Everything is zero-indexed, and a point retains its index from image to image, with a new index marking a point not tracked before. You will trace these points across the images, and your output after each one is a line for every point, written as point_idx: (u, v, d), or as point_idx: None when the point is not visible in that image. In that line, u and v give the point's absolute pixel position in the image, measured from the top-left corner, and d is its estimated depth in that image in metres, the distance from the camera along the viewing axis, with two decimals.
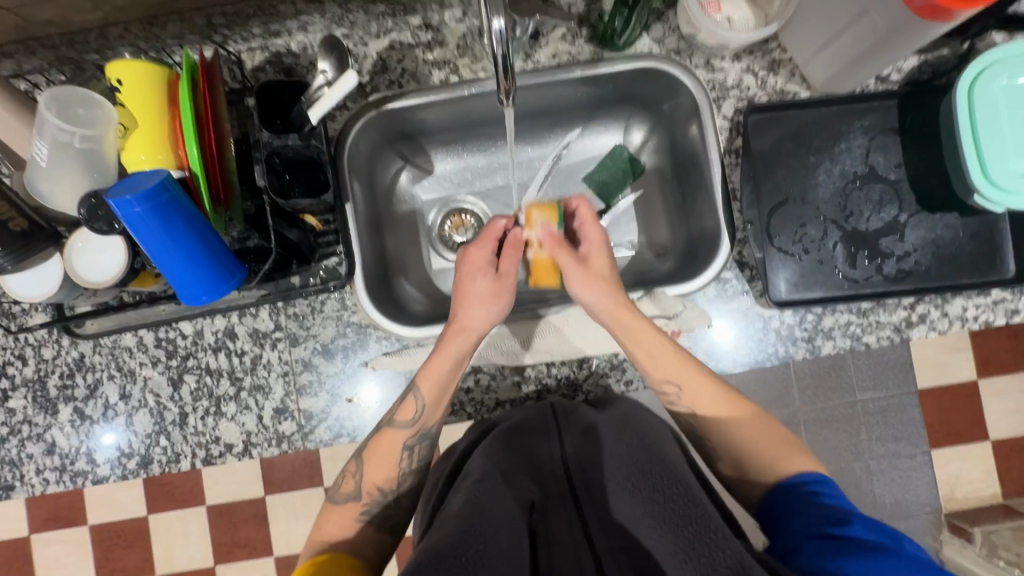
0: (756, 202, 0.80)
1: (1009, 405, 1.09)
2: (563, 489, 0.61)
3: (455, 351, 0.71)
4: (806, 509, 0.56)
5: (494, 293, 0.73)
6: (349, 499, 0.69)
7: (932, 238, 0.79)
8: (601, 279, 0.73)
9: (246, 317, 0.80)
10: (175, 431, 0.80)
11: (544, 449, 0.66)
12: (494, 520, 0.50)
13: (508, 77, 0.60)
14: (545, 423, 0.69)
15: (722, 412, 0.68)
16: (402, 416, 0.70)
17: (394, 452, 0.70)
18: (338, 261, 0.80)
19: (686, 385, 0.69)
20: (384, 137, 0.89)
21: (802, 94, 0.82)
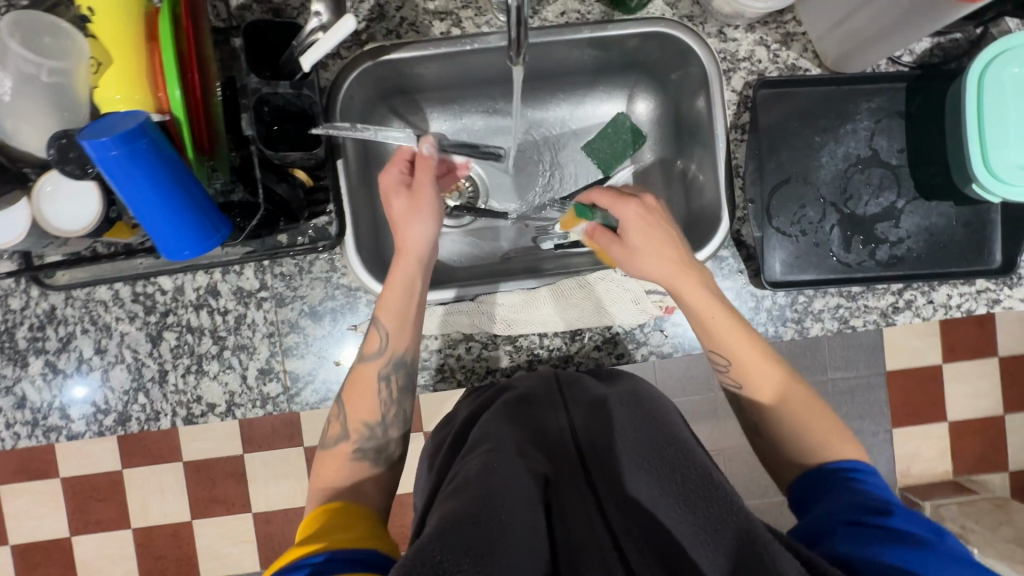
0: (759, 179, 0.79)
1: (962, 383, 1.51)
2: (575, 463, 0.61)
3: (406, 270, 0.71)
4: (845, 494, 0.56)
5: (425, 206, 0.73)
6: (339, 442, 0.70)
7: (925, 226, 0.80)
8: (654, 249, 0.70)
9: (230, 275, 0.77)
10: (155, 389, 0.77)
11: (551, 421, 0.67)
12: (507, 491, 0.51)
13: (519, 27, 0.56)
14: (550, 395, 0.69)
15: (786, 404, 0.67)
16: (368, 348, 0.71)
17: (371, 385, 0.71)
18: (328, 220, 0.76)
19: (731, 350, 0.68)
20: (380, 91, 0.85)
21: (813, 72, 0.80)
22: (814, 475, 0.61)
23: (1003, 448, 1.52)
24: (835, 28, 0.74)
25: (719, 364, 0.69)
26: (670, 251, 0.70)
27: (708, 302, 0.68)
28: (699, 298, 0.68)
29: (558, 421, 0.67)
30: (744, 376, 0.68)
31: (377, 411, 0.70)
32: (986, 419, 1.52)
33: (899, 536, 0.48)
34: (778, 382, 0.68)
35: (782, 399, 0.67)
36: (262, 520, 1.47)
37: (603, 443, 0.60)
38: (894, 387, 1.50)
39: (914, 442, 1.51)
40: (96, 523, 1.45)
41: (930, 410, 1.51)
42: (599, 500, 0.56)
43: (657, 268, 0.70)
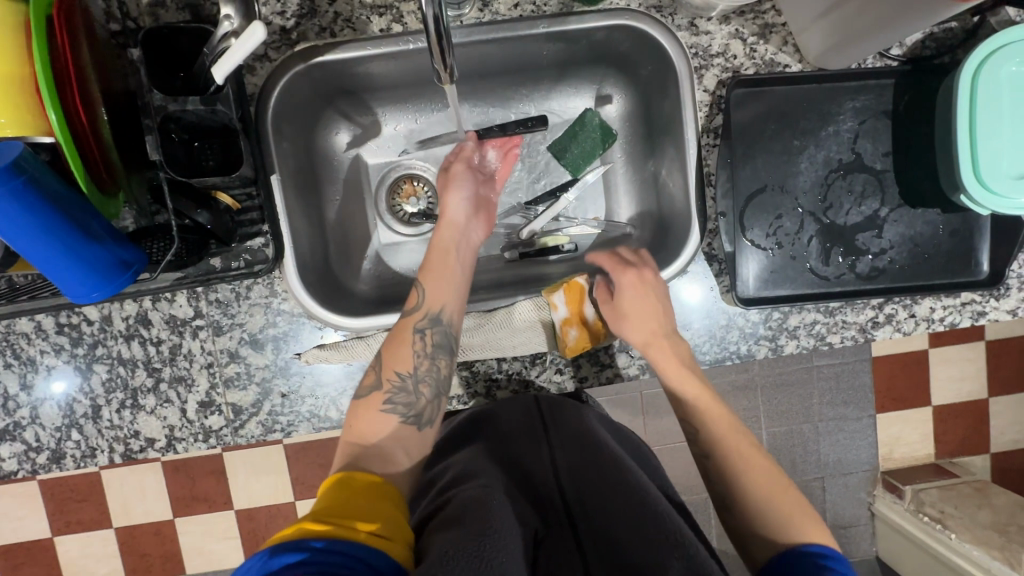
0: (731, 192, 0.72)
1: (947, 370, 1.48)
2: (555, 503, 0.65)
3: (442, 239, 0.73)
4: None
5: (456, 180, 0.77)
6: (371, 391, 0.64)
7: (909, 236, 0.75)
8: (643, 310, 0.69)
9: (161, 303, 0.71)
10: (88, 425, 0.73)
11: (531, 458, 0.71)
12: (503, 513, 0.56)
13: (442, 37, 0.49)
14: (533, 428, 0.71)
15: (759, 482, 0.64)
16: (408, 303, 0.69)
17: (406, 336, 0.66)
18: (264, 242, 0.70)
19: (706, 420, 0.68)
20: (322, 94, 0.78)
21: (793, 68, 0.73)
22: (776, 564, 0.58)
23: (987, 432, 1.51)
24: (817, 20, 0.67)
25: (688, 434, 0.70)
26: (655, 313, 0.69)
27: (679, 374, 0.68)
28: (666, 359, 0.68)
29: (539, 458, 0.70)
30: (715, 453, 0.67)
31: (411, 361, 0.65)
32: (971, 403, 1.50)
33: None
34: (748, 470, 0.65)
35: (747, 481, 0.64)
36: (243, 517, 1.45)
37: (583, 478, 0.66)
38: (878, 376, 1.48)
39: (897, 428, 1.50)
40: (75, 525, 1.43)
41: (914, 399, 1.49)
42: (575, 529, 0.61)
43: (630, 335, 0.69)
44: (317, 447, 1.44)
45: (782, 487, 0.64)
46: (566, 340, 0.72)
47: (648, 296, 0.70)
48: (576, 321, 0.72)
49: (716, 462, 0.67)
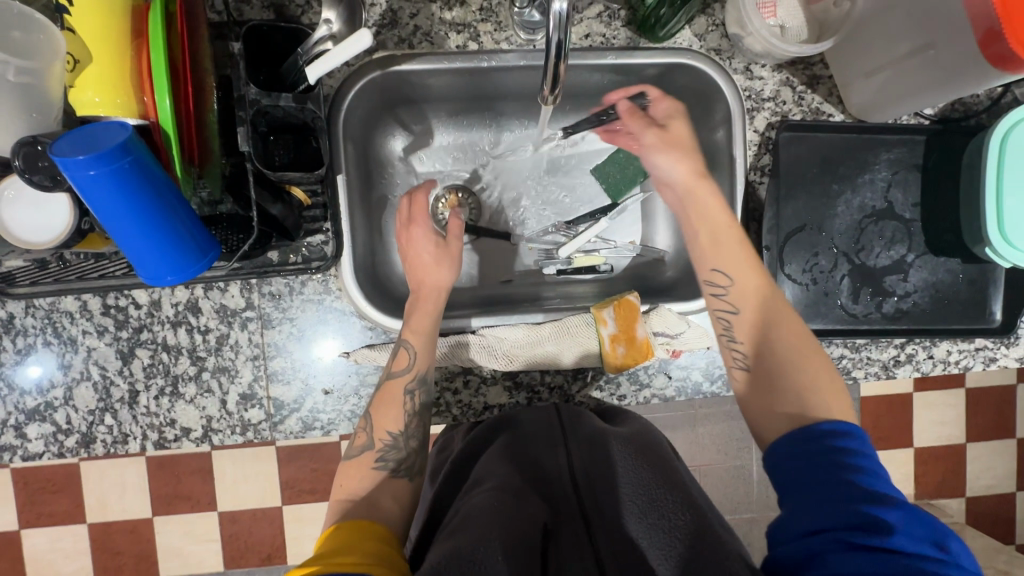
0: (775, 228, 0.77)
1: (930, 413, 1.55)
2: (570, 500, 0.62)
3: (426, 309, 0.72)
4: (828, 487, 0.50)
5: (451, 258, 0.75)
6: (363, 451, 0.67)
7: (932, 281, 0.80)
8: (678, 145, 0.73)
9: (213, 291, 0.71)
10: (124, 411, 0.71)
11: (550, 460, 0.67)
12: (498, 517, 0.54)
13: (560, 58, 0.53)
14: (550, 432, 0.69)
15: (805, 366, 0.60)
16: (397, 365, 0.68)
17: (397, 398, 0.68)
18: (324, 239, 0.71)
19: (742, 281, 0.65)
20: (384, 102, 0.81)
21: (836, 117, 0.78)
22: (795, 435, 0.56)
23: (963, 475, 1.57)
24: (863, 77, 0.73)
25: (716, 284, 0.66)
26: (731, 225, 0.68)
27: (746, 271, 0.66)
28: (734, 261, 0.66)
29: (555, 461, 0.67)
30: (756, 356, 0.63)
31: (402, 420, 0.68)
32: (950, 447, 1.56)
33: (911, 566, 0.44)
34: (775, 350, 0.62)
35: (773, 327, 0.63)
36: (227, 520, 1.40)
37: (601, 483, 0.63)
38: (867, 415, 1.53)
39: None
40: (47, 517, 1.37)
41: (900, 439, 1.54)
42: (587, 522, 0.59)
43: (680, 163, 0.72)
44: (311, 451, 1.41)
45: (823, 374, 0.60)
46: (614, 356, 0.74)
47: (691, 142, 0.73)
48: (624, 338, 0.74)
49: (757, 329, 0.64)
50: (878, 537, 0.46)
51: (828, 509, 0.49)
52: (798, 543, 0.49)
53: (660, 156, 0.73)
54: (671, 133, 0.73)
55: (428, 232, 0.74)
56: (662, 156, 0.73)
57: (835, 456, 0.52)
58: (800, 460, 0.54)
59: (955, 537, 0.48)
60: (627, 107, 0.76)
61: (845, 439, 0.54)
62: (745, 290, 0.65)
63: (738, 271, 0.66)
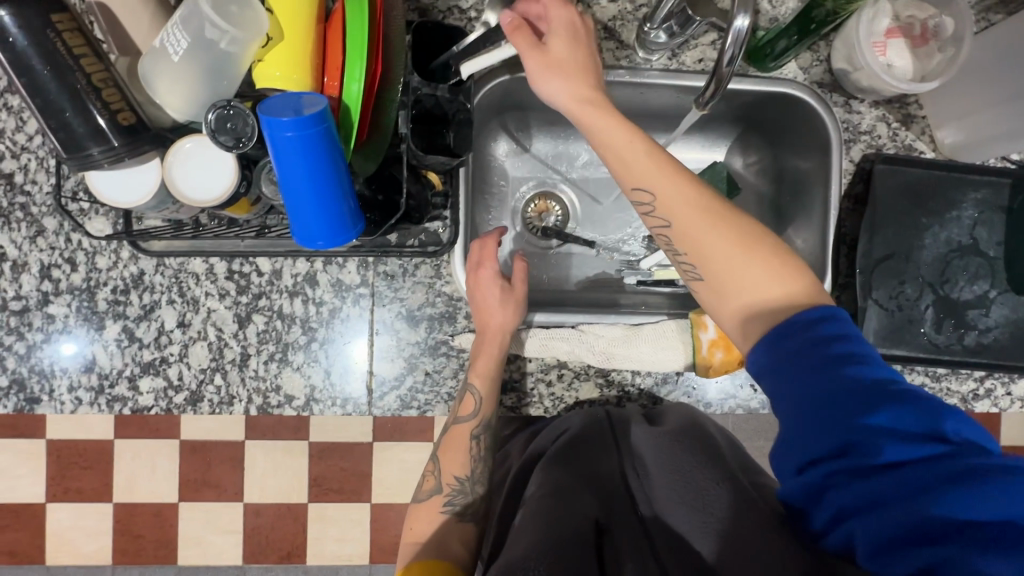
0: (866, 254, 0.80)
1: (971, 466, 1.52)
2: (625, 503, 0.64)
3: (489, 354, 0.72)
4: (815, 400, 0.52)
5: (516, 301, 0.74)
6: (431, 495, 0.72)
7: (1014, 319, 0.82)
8: (558, 67, 0.63)
9: (331, 266, 0.75)
10: (233, 372, 0.74)
11: (605, 465, 0.69)
12: (551, 519, 0.57)
13: (730, 64, 0.63)
14: (603, 436, 0.72)
15: (738, 257, 0.58)
16: (463, 410, 0.72)
17: (464, 444, 0.73)
18: (441, 226, 0.75)
19: (658, 189, 0.61)
20: (498, 105, 0.86)
21: (927, 155, 0.83)
22: (775, 340, 0.55)
23: None
24: (954, 119, 0.80)
25: (642, 202, 0.63)
26: (632, 134, 0.61)
27: (664, 180, 0.61)
28: (647, 167, 0.61)
29: (609, 464, 0.69)
30: (704, 270, 0.60)
31: (467, 466, 0.73)
32: None
33: (916, 473, 0.46)
34: (722, 262, 0.59)
35: (730, 245, 0.58)
36: None
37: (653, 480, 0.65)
38: None
39: None
40: None
41: None
42: (645, 523, 0.60)
43: (561, 89, 0.63)
44: None
45: (759, 251, 0.58)
46: (709, 360, 0.76)
47: (576, 54, 0.64)
48: (723, 344, 0.76)
49: (706, 253, 0.59)
50: (869, 455, 0.48)
51: (830, 428, 0.50)
52: (801, 480, 0.52)
53: (543, 84, 0.64)
54: (550, 51, 0.63)
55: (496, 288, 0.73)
56: (552, 79, 0.63)
57: (817, 360, 0.52)
58: (783, 373, 0.54)
59: (952, 413, 0.49)
60: (513, 21, 0.62)
61: (827, 327, 0.54)
62: (656, 194, 0.61)
63: (667, 193, 0.61)
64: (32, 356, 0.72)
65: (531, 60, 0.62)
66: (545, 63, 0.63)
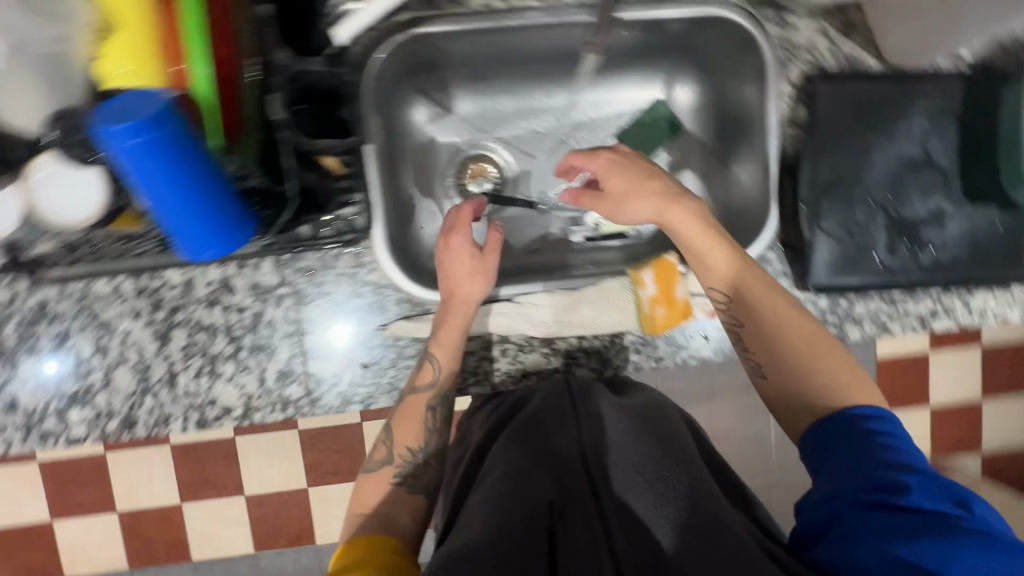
0: (811, 182, 0.75)
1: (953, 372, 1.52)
2: (582, 476, 0.58)
3: (454, 324, 0.69)
4: (850, 464, 0.54)
5: (487, 272, 0.70)
6: (382, 465, 0.69)
7: (971, 231, 0.79)
8: (648, 192, 0.68)
9: (246, 269, 0.70)
10: (164, 392, 0.71)
11: (558, 437, 0.64)
12: (501, 515, 0.52)
13: None
14: (562, 407, 0.68)
15: (806, 349, 0.63)
16: (421, 380, 0.69)
17: (418, 414, 0.70)
18: (355, 211, 0.70)
19: (694, 252, 0.67)
20: (406, 67, 0.79)
21: (872, 66, 0.77)
22: (820, 428, 0.59)
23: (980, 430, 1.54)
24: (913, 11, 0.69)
25: (717, 302, 0.68)
26: (673, 200, 0.68)
27: (710, 249, 0.67)
28: (696, 236, 0.67)
29: (564, 434, 0.65)
30: (766, 353, 0.65)
31: (422, 437, 0.70)
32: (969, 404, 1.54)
33: (929, 522, 0.48)
34: (782, 340, 0.64)
35: (815, 359, 0.63)
36: (255, 503, 1.29)
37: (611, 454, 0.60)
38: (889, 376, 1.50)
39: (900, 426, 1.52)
40: None
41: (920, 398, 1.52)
42: (599, 499, 0.55)
43: (647, 206, 0.69)
44: None
45: (822, 339, 0.64)
46: (652, 318, 0.73)
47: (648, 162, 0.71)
48: (665, 300, 0.72)
49: (779, 353, 0.64)
50: (896, 497, 0.50)
51: (851, 478, 0.53)
52: (817, 509, 0.53)
53: (625, 212, 0.70)
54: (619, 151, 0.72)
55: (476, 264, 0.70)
56: (581, 156, 0.72)
57: (864, 439, 0.55)
58: (831, 441, 0.57)
59: (980, 499, 0.51)
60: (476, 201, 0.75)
61: (874, 422, 0.57)
62: (695, 249, 0.67)
63: (685, 225, 0.67)
64: None
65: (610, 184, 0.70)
66: (634, 189, 0.69)
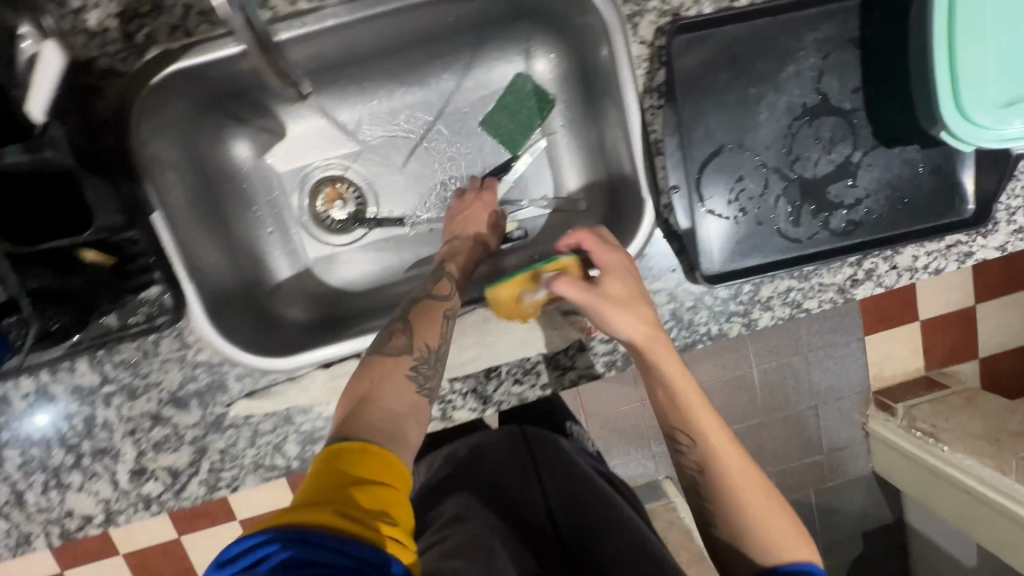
0: (682, 161, 0.64)
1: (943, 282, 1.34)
2: (548, 540, 0.73)
3: (474, 251, 0.70)
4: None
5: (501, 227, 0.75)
6: (397, 354, 0.58)
7: (887, 180, 0.67)
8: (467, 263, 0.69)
9: (61, 373, 0.63)
10: (15, 512, 0.66)
11: (523, 493, 0.79)
12: (505, 549, 0.64)
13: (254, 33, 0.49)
14: (523, 453, 0.84)
15: (745, 486, 0.59)
16: (442, 288, 0.64)
17: (437, 320, 0.61)
18: (161, 290, 0.62)
19: (657, 354, 0.60)
20: (198, 104, 0.66)
21: (743, 1, 0.63)
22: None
23: (975, 337, 1.39)
24: None
25: (680, 443, 0.61)
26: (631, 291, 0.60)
27: (664, 353, 0.60)
28: (634, 337, 0.59)
29: (529, 492, 0.80)
30: (704, 463, 0.60)
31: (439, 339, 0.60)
32: (960, 311, 1.37)
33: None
34: (720, 469, 0.59)
35: (763, 521, 0.58)
36: None
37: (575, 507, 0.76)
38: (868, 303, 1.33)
39: (885, 348, 1.37)
40: None
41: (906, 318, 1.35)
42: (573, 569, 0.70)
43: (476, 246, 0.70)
44: None
45: (758, 481, 0.59)
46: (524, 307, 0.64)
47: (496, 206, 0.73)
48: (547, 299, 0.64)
49: (724, 490, 0.59)
50: None
51: None
52: None
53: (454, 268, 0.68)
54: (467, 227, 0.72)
55: (494, 209, 0.73)
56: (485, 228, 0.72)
57: None
58: None
59: None
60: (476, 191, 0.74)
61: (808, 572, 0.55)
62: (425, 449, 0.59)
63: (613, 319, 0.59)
64: None
65: (468, 218, 0.72)
66: (623, 304, 0.59)
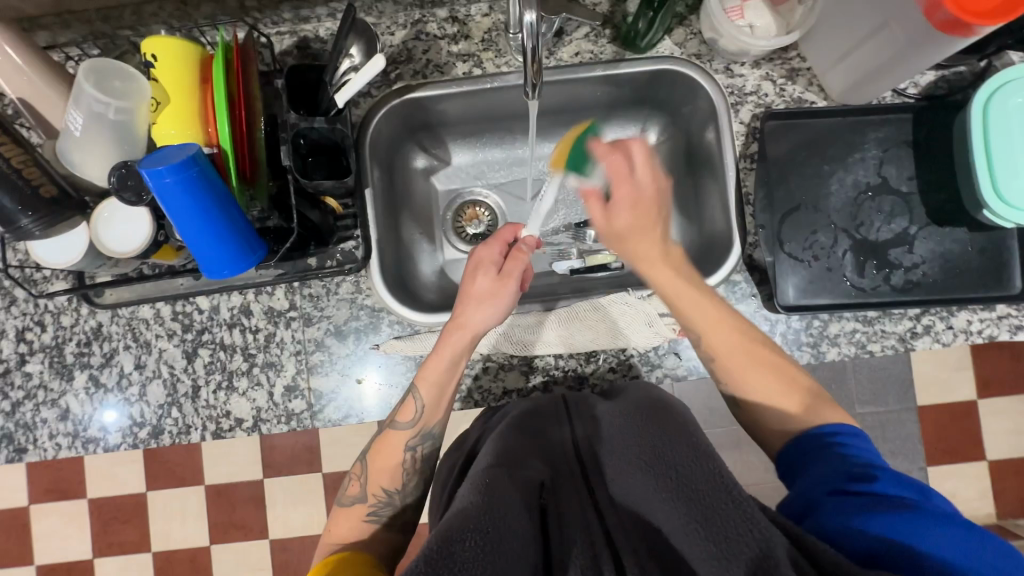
0: (768, 207, 0.81)
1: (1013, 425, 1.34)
2: (577, 481, 0.59)
3: (443, 357, 0.72)
4: (825, 464, 0.55)
5: (505, 297, 0.74)
6: (354, 502, 0.70)
7: (941, 251, 0.80)
8: (438, 371, 0.72)
9: (262, 295, 0.82)
10: (187, 404, 0.81)
11: (555, 432, 0.68)
12: (517, 493, 0.54)
13: (534, 68, 0.64)
14: (557, 411, 0.72)
15: (764, 370, 0.66)
16: (402, 417, 0.72)
17: (395, 453, 0.72)
18: (354, 245, 0.82)
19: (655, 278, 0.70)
20: (406, 127, 0.92)
21: (819, 104, 0.84)
22: (788, 444, 0.61)
23: None
24: (838, 62, 0.79)
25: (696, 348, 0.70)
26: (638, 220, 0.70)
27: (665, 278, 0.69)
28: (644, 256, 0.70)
29: (559, 430, 0.68)
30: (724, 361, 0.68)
31: (399, 479, 0.71)
32: None
33: (880, 502, 0.48)
34: (733, 362, 0.67)
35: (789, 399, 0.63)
36: (279, 549, 1.26)
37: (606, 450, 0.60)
38: (936, 429, 1.35)
39: (951, 483, 1.35)
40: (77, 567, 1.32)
41: (974, 455, 1.35)
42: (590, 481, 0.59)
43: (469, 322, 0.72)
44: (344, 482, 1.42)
45: (783, 373, 0.66)
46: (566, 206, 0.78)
47: (492, 284, 0.73)
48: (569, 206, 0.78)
49: (745, 378, 0.66)
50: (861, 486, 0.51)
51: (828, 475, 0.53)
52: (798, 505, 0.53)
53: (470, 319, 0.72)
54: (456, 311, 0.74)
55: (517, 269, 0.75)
56: (486, 308, 0.73)
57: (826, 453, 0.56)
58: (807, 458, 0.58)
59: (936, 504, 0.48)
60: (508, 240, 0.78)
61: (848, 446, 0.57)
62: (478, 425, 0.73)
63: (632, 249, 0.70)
64: (16, 411, 0.81)
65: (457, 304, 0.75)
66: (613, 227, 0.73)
